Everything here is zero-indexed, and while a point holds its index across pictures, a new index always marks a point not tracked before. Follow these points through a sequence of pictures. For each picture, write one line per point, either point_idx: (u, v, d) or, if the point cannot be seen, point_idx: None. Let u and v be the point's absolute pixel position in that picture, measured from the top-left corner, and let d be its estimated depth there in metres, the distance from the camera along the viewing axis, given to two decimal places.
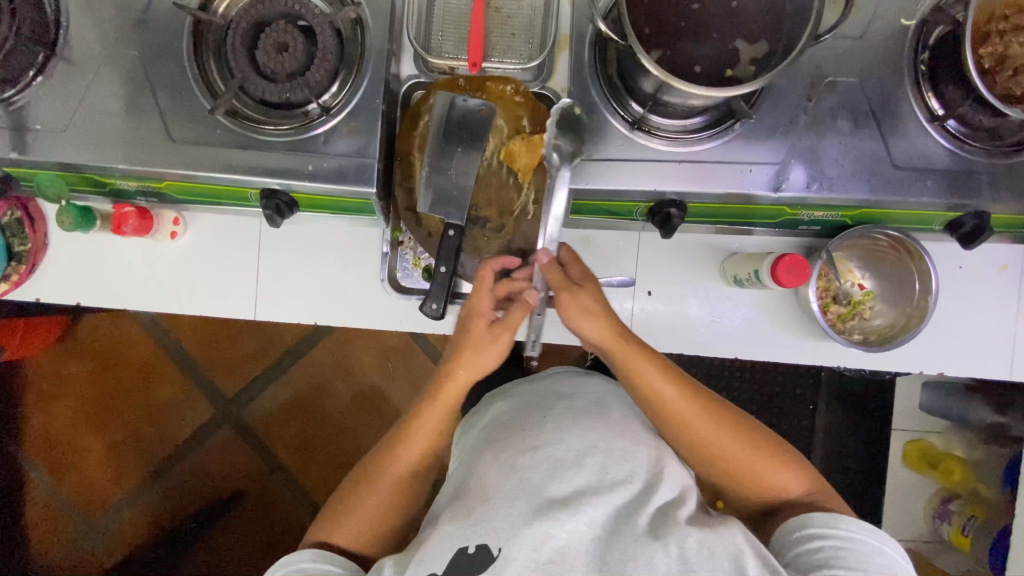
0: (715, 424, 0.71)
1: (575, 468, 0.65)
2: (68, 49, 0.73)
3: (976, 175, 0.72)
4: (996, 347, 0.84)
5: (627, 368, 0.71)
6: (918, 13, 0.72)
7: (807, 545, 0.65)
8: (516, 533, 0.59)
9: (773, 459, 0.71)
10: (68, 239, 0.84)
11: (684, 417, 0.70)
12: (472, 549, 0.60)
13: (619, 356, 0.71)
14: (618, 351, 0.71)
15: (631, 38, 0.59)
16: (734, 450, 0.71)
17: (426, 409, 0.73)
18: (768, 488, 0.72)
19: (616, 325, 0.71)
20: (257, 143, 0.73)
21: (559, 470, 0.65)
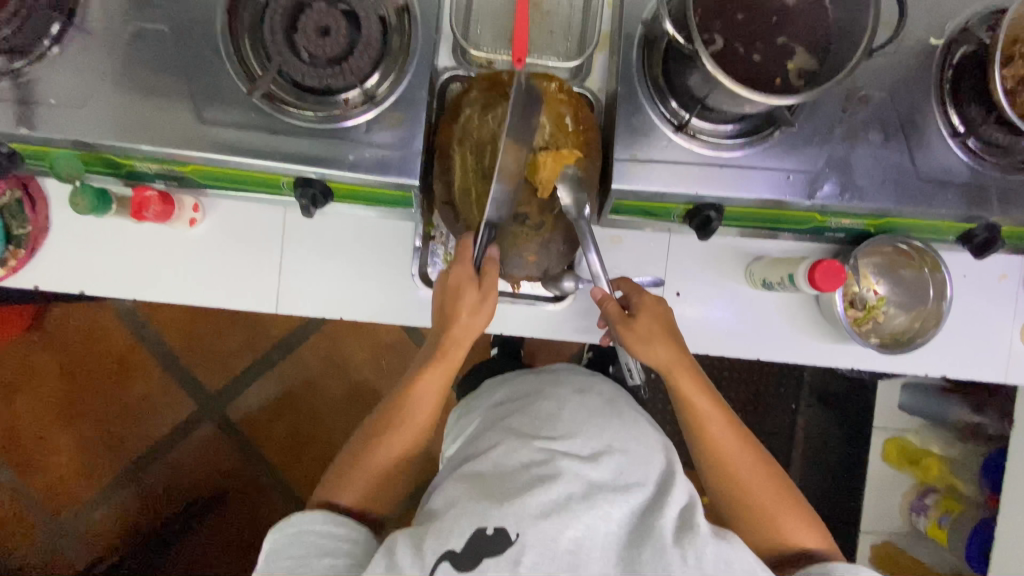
0: (751, 462, 0.71)
1: (592, 462, 0.65)
2: (87, 21, 0.69)
3: (988, 188, 0.76)
4: (995, 351, 0.90)
5: (682, 394, 0.72)
6: (945, 33, 0.76)
7: None
8: (534, 521, 0.59)
9: (797, 515, 0.70)
10: (74, 223, 0.79)
11: (724, 451, 0.71)
12: (490, 531, 0.59)
13: (677, 382, 0.71)
14: (674, 374, 0.71)
15: (696, 40, 0.60)
16: (764, 495, 0.70)
17: (432, 371, 0.73)
18: (784, 543, 0.70)
19: (676, 351, 0.72)
20: (294, 128, 0.70)
21: (578, 462, 0.64)
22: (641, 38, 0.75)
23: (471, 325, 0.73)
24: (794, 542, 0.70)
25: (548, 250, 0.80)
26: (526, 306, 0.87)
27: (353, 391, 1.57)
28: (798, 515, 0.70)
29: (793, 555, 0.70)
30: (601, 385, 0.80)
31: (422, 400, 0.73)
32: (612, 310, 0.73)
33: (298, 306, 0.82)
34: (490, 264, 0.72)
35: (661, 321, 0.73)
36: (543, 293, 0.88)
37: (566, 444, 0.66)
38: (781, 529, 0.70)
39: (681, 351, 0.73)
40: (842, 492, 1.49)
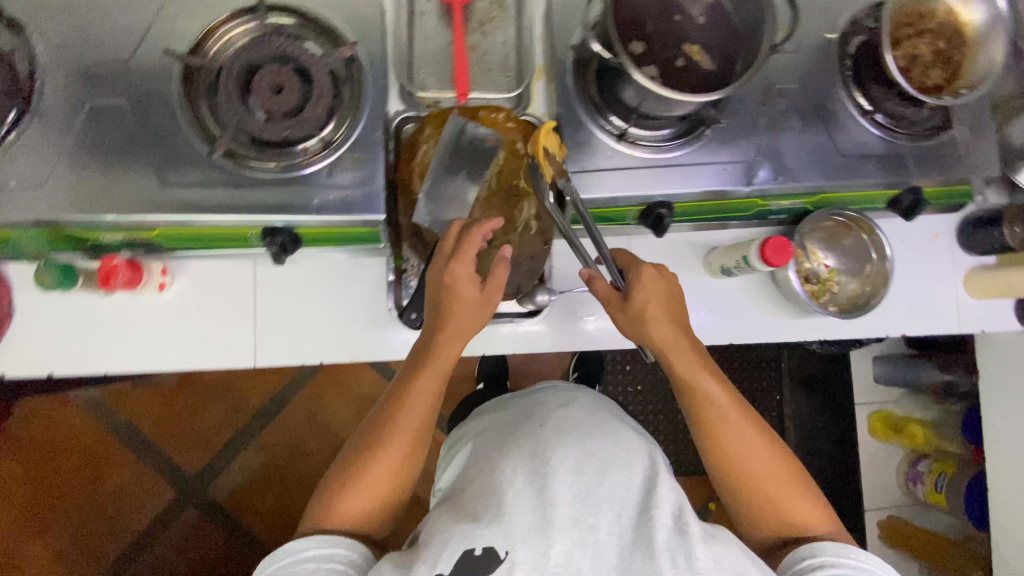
0: (755, 435, 0.73)
1: (575, 471, 0.66)
2: (41, 105, 0.71)
3: (904, 157, 0.84)
4: (942, 306, 0.97)
5: (687, 373, 0.73)
6: (838, 27, 0.85)
7: (820, 573, 0.66)
8: (523, 539, 0.60)
9: (798, 489, 0.72)
10: (38, 305, 0.78)
11: (725, 420, 0.72)
12: (478, 551, 0.59)
13: (678, 361, 0.74)
14: (681, 365, 0.73)
15: (622, 55, 0.66)
16: (771, 477, 0.71)
17: (424, 375, 0.72)
18: (790, 523, 0.71)
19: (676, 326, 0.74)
20: (255, 182, 0.73)
21: (564, 476, 0.65)
22: (573, 63, 0.81)
23: (473, 320, 0.71)
24: (797, 523, 0.71)
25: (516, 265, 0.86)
26: (508, 324, 0.89)
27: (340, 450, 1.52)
28: (802, 491, 0.72)
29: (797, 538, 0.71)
30: (585, 401, 0.83)
31: (412, 420, 0.71)
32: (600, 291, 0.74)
33: (277, 357, 0.83)
34: (500, 266, 0.71)
35: (668, 295, 0.75)
36: (520, 310, 0.89)
37: (548, 461, 0.67)
38: (786, 507, 0.71)
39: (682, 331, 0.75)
40: (840, 475, 1.52)
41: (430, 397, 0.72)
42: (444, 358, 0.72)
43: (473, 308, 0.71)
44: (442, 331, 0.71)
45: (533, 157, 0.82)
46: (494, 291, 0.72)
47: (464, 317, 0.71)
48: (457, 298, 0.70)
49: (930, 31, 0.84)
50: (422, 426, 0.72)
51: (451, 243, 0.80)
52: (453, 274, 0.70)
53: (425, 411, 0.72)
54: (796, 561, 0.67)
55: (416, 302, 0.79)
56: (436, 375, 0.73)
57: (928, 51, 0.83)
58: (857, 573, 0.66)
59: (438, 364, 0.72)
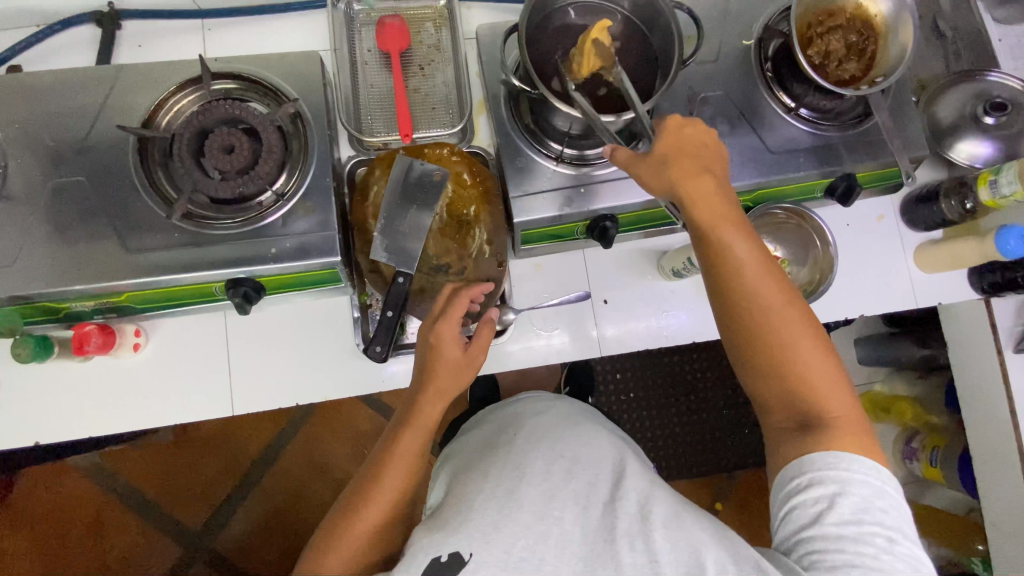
0: (787, 303, 0.62)
1: (544, 474, 0.71)
2: (9, 189, 0.76)
3: (833, 146, 0.88)
4: (896, 283, 1.00)
5: (710, 222, 0.63)
6: (753, 35, 0.90)
7: (803, 497, 0.59)
8: (487, 539, 0.61)
9: (828, 367, 0.62)
10: (20, 378, 0.82)
11: (752, 280, 0.62)
12: (445, 557, 0.60)
13: (702, 206, 0.63)
14: (704, 212, 0.63)
15: (540, 85, 0.70)
16: (809, 358, 0.61)
17: (409, 431, 0.73)
18: (819, 411, 0.61)
19: (709, 177, 0.65)
20: (215, 238, 0.77)
21: (533, 480, 0.69)
22: (506, 95, 0.86)
23: (460, 380, 0.75)
24: (828, 411, 0.61)
25: None
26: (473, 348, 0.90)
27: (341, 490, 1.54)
28: (837, 378, 0.62)
29: (814, 421, 0.61)
30: (557, 408, 0.89)
31: (398, 477, 0.71)
32: (620, 158, 0.68)
33: (254, 404, 0.85)
34: (484, 328, 0.76)
35: (691, 156, 0.66)
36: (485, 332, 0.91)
37: (519, 468, 0.72)
38: (817, 393, 0.62)
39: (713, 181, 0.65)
40: None
41: (415, 453, 0.73)
42: (429, 416, 0.74)
43: (458, 368, 0.74)
44: (424, 387, 0.74)
45: (478, 186, 0.87)
46: (478, 351, 0.76)
47: (448, 377, 0.74)
48: (440, 359, 0.74)
49: (841, 27, 0.88)
50: (406, 484, 0.72)
51: (407, 278, 0.79)
52: (439, 334, 0.74)
53: (409, 468, 0.72)
54: (784, 481, 0.61)
55: (379, 336, 0.80)
56: (420, 434, 0.74)
57: (841, 46, 0.87)
58: (844, 499, 0.56)
59: (420, 421, 0.74)
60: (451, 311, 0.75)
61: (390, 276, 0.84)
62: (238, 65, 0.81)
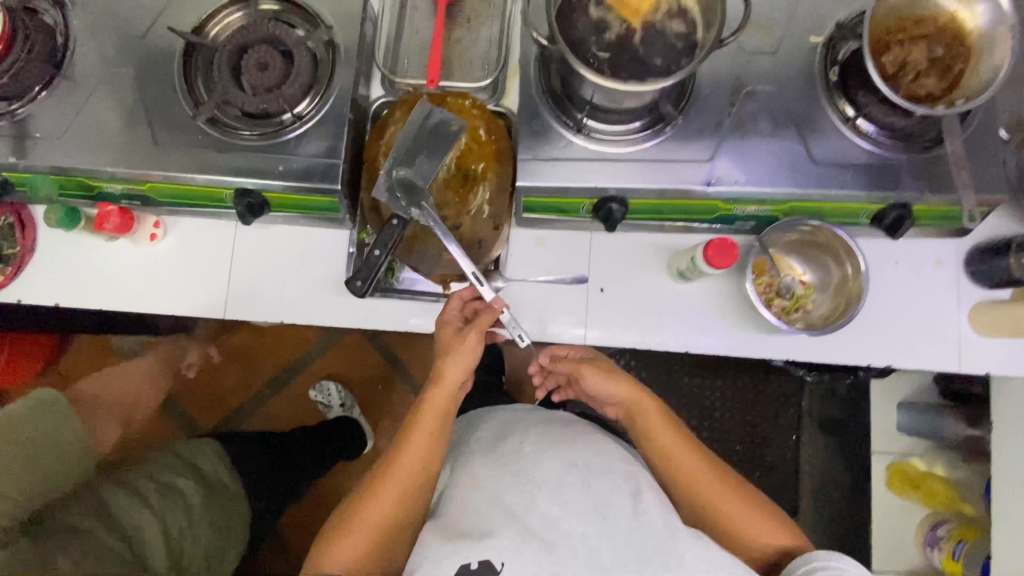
0: (719, 473, 0.74)
1: (562, 488, 0.65)
2: (70, 70, 0.83)
3: (890, 168, 0.78)
4: (942, 341, 0.88)
5: (642, 421, 0.78)
6: (824, 32, 0.82)
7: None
8: (515, 550, 0.60)
9: (773, 517, 0.72)
10: (55, 245, 0.91)
11: (682, 463, 0.74)
12: (476, 565, 0.60)
13: (636, 410, 0.78)
14: (640, 409, 0.78)
15: (558, 42, 0.68)
16: (749, 517, 0.72)
17: (425, 416, 0.75)
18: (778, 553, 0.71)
19: (633, 381, 0.80)
20: (234, 147, 0.81)
21: (548, 491, 0.65)
22: (538, 56, 0.83)
23: (461, 360, 0.78)
24: (773, 541, 0.71)
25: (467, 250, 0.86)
26: None
27: None
28: (779, 523, 0.72)
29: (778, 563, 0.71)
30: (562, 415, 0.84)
31: (415, 461, 0.72)
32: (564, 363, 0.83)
33: (242, 314, 0.90)
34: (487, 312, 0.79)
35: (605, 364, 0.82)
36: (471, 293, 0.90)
37: (531, 477, 0.67)
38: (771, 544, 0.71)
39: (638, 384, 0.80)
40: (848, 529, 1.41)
41: (433, 441, 0.74)
42: (444, 404, 0.76)
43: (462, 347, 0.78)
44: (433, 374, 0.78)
45: (492, 144, 0.86)
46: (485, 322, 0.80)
47: (455, 363, 0.77)
48: (449, 352, 0.78)
49: (926, 38, 0.78)
50: (422, 473, 0.72)
51: (401, 221, 0.81)
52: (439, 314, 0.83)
53: (426, 455, 0.73)
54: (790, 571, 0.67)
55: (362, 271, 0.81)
56: (438, 420, 0.75)
57: (923, 58, 0.77)
58: None
59: (435, 408, 0.75)
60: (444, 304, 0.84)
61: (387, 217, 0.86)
62: None
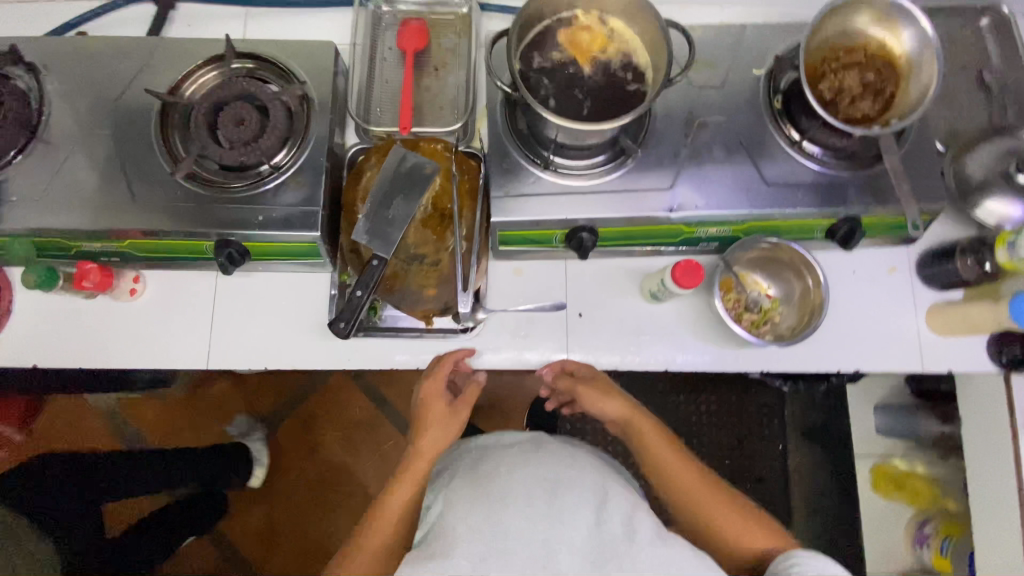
0: (705, 480, 0.80)
1: (525, 502, 0.65)
2: (47, 133, 0.85)
3: (838, 186, 0.84)
4: (904, 343, 0.92)
5: (639, 435, 0.86)
6: (765, 64, 0.88)
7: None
8: (476, 568, 0.61)
9: (753, 520, 0.76)
10: (32, 305, 0.91)
11: (672, 471, 0.81)
12: None
13: (634, 424, 0.87)
14: (637, 422, 0.87)
15: (520, 87, 0.72)
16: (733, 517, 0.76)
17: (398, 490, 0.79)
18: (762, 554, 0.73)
19: (629, 401, 0.89)
20: (213, 200, 0.83)
21: (513, 509, 0.64)
22: (504, 100, 0.88)
23: (440, 440, 0.85)
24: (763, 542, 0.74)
25: (448, 285, 0.88)
26: (439, 340, 0.91)
27: (324, 474, 1.57)
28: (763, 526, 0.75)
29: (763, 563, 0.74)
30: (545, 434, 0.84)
31: (410, 486, 0.80)
32: (564, 382, 0.89)
33: (225, 363, 0.90)
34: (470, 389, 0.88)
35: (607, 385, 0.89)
36: (454, 326, 0.91)
37: (498, 497, 0.66)
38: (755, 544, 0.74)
39: (635, 406, 0.89)
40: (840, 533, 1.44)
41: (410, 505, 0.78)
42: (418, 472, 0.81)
43: (444, 420, 0.87)
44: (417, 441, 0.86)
45: (467, 182, 0.90)
46: (464, 404, 0.88)
47: (436, 429, 0.86)
48: (429, 417, 0.87)
49: (857, 64, 0.85)
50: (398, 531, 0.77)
51: (382, 259, 0.83)
52: (425, 392, 0.88)
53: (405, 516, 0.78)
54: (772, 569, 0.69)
55: (344, 314, 0.83)
56: (417, 474, 0.81)
57: (855, 84, 0.84)
58: None
59: (426, 450, 0.84)
60: (434, 369, 0.88)
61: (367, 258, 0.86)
62: (260, 47, 0.88)
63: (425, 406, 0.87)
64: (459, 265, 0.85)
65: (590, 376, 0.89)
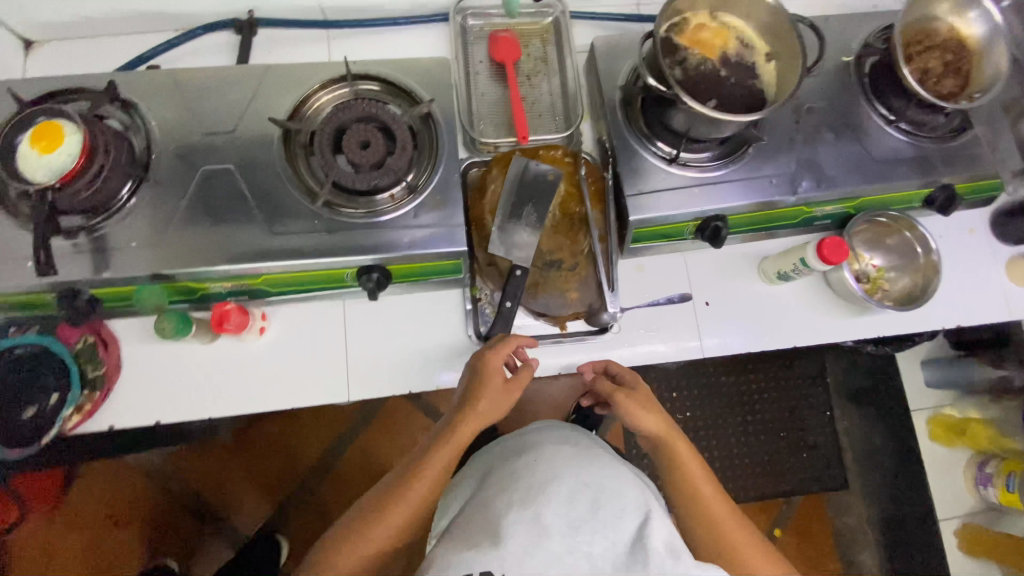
0: (737, 523, 0.72)
1: (569, 501, 0.68)
2: (156, 172, 0.80)
3: (935, 158, 0.91)
4: (993, 296, 1.01)
5: (674, 459, 0.76)
6: (851, 51, 0.95)
7: None
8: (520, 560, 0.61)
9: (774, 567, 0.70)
10: (147, 357, 0.85)
11: (705, 505, 0.72)
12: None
13: (670, 446, 0.76)
14: (673, 444, 0.76)
15: (675, 87, 0.74)
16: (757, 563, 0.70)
17: (437, 454, 0.73)
18: None
19: (667, 417, 0.79)
20: (346, 227, 0.80)
21: (559, 505, 0.67)
22: (621, 101, 0.90)
23: (494, 409, 0.76)
24: None
25: (588, 287, 0.89)
26: (577, 343, 0.92)
27: None
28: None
29: None
30: (576, 437, 0.89)
31: (454, 449, 0.74)
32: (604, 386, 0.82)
33: (365, 393, 0.87)
34: (526, 372, 0.80)
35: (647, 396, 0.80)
36: (588, 328, 0.93)
37: (543, 489, 0.70)
38: None
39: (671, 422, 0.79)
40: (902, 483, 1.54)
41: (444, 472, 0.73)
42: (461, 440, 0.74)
43: (500, 396, 0.77)
44: (465, 410, 0.76)
45: (595, 185, 0.91)
46: (525, 376, 0.80)
47: (490, 403, 0.76)
48: (484, 388, 0.77)
49: (937, 46, 0.92)
50: (426, 500, 0.72)
51: (524, 267, 0.84)
52: (486, 364, 0.78)
53: (436, 483, 0.73)
54: None
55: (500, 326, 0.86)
56: (454, 448, 0.74)
57: (938, 64, 0.91)
58: None
59: (475, 416, 0.75)
60: (499, 346, 0.80)
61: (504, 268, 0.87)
62: (373, 68, 0.86)
63: (480, 381, 0.77)
64: (600, 266, 0.88)
65: (632, 385, 0.82)
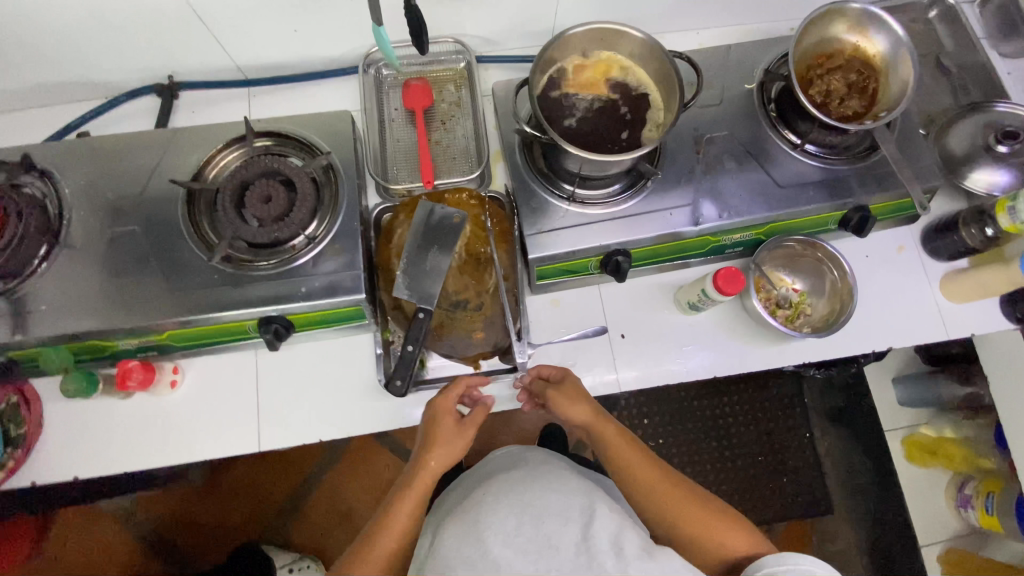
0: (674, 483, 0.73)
1: (511, 529, 0.61)
2: (69, 237, 0.84)
3: (845, 179, 0.90)
4: (926, 314, 0.97)
5: (604, 440, 0.77)
6: (755, 78, 0.95)
7: None
8: None
9: (717, 520, 0.70)
10: (67, 413, 0.88)
11: (636, 475, 0.73)
12: None
13: (598, 432, 0.77)
14: (601, 430, 0.77)
15: (551, 132, 0.75)
16: (701, 517, 0.69)
17: (398, 509, 0.70)
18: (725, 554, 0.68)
19: (596, 406, 0.79)
20: (249, 279, 0.83)
21: (502, 535, 0.60)
22: (521, 143, 0.92)
23: (449, 453, 0.75)
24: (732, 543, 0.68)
25: (494, 327, 0.90)
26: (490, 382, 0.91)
27: None
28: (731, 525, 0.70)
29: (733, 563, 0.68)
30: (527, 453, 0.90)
31: (416, 497, 0.71)
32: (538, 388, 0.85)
33: (277, 441, 0.88)
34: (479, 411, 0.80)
35: (574, 388, 0.80)
36: (503, 367, 0.92)
37: (482, 524, 0.62)
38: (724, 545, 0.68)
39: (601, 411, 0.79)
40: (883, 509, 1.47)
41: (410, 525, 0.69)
42: (422, 488, 0.71)
43: (455, 439, 0.76)
44: (423, 456, 0.74)
45: (500, 227, 0.92)
46: (479, 416, 0.80)
47: (442, 449, 0.74)
48: (439, 432, 0.76)
49: (839, 68, 0.92)
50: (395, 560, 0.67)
51: (428, 310, 0.82)
52: (435, 409, 0.79)
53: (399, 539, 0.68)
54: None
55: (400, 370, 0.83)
56: (415, 498, 0.71)
57: (842, 85, 0.91)
58: None
59: (430, 467, 0.73)
60: (449, 390, 0.82)
61: (411, 312, 0.88)
62: (277, 124, 0.90)
63: (435, 425, 0.77)
64: (505, 305, 0.88)
65: (561, 379, 0.83)
